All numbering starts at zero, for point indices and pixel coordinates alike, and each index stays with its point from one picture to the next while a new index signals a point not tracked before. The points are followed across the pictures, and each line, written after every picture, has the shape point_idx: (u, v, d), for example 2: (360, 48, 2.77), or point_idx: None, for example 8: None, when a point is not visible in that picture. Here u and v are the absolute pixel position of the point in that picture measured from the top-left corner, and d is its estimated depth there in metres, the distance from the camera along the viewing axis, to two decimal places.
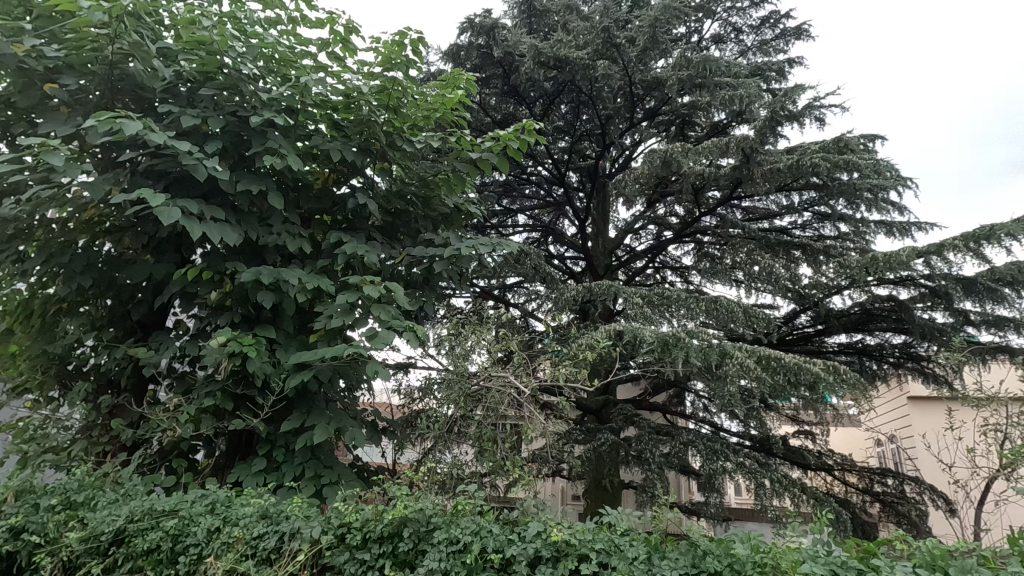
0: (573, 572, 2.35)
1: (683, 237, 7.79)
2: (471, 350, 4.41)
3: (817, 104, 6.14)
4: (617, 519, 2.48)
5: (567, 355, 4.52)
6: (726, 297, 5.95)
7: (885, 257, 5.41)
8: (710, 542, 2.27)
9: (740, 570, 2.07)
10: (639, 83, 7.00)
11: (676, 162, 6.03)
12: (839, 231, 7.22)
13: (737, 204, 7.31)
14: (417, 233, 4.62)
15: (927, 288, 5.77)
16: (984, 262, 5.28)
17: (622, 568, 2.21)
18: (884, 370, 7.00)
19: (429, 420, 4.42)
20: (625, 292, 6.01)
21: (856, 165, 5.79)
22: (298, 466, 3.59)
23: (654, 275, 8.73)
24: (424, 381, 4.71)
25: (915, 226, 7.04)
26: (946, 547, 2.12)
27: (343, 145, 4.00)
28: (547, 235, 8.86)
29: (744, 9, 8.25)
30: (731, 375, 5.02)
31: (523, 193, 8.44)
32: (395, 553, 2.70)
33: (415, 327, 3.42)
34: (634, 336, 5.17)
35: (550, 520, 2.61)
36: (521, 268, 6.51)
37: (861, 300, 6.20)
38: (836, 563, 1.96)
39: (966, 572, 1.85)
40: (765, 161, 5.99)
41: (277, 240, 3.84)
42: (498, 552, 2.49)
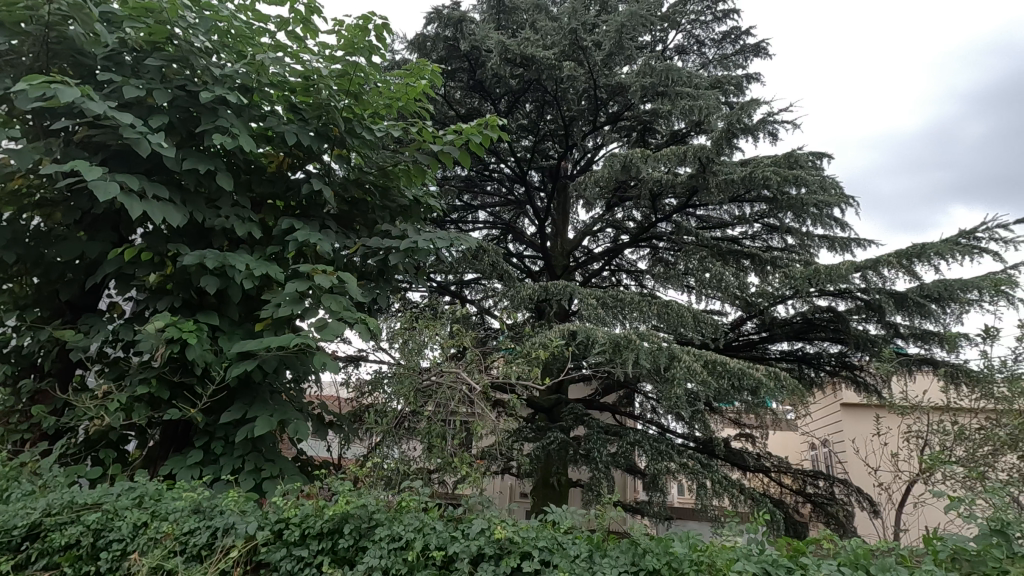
0: (515, 570, 2.35)
1: (639, 241, 7.95)
2: (424, 346, 4.35)
3: (771, 119, 6.36)
4: (561, 518, 2.49)
5: (520, 354, 4.53)
6: (677, 302, 6.10)
7: (826, 270, 5.67)
8: (650, 541, 2.30)
9: (677, 568, 2.10)
10: (603, 87, 7.05)
11: (635, 167, 6.15)
12: (786, 243, 7.51)
13: (692, 212, 7.51)
14: (374, 224, 4.50)
15: (863, 301, 6.06)
16: (915, 279, 5.61)
17: (564, 567, 2.21)
18: (820, 378, 7.36)
19: (377, 414, 4.34)
20: (581, 293, 6.08)
21: (804, 180, 6.02)
22: (237, 459, 3.44)
23: (610, 278, 8.88)
24: (374, 374, 4.63)
25: (856, 242, 7.42)
26: (869, 546, 2.23)
27: (300, 129, 3.86)
28: (507, 233, 8.89)
29: (707, 23, 8.50)
30: (679, 377, 5.13)
31: (484, 189, 8.42)
32: (335, 550, 2.64)
33: (367, 320, 3.36)
34: (587, 337, 5.25)
35: (494, 517, 2.61)
36: (479, 264, 6.49)
37: (803, 311, 6.47)
38: (768, 562, 2.04)
39: (885, 571, 1.94)
40: (719, 172, 6.18)
41: (224, 224, 3.67)
42: (440, 549, 2.47)
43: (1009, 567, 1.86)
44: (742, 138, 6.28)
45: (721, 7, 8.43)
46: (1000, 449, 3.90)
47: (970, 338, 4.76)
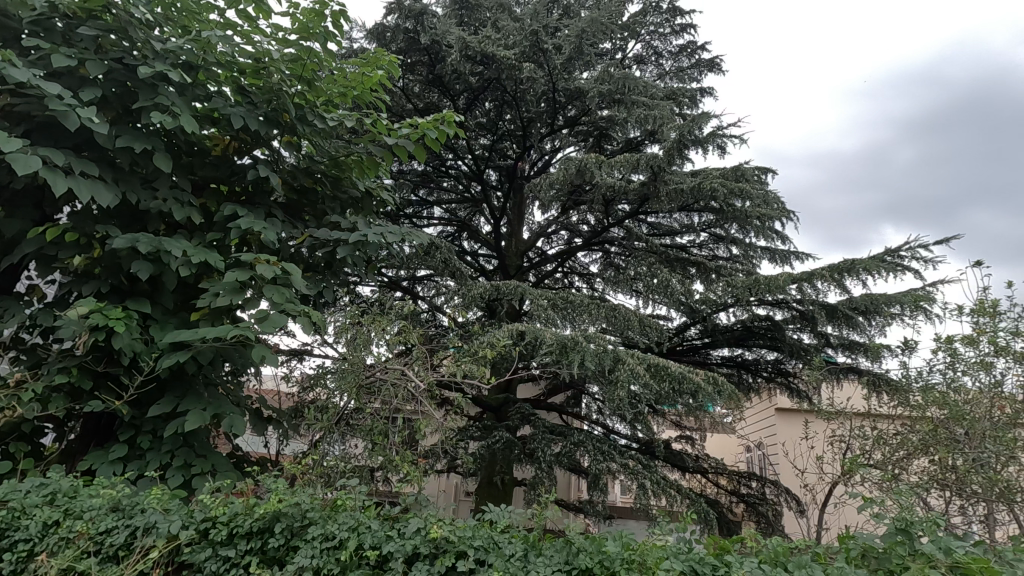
0: (449, 569, 2.34)
1: (591, 245, 8.09)
2: (370, 341, 4.27)
3: (720, 132, 6.57)
4: (498, 517, 2.50)
5: (467, 352, 4.51)
6: (625, 306, 6.23)
7: (765, 281, 5.93)
8: (584, 540, 2.33)
9: (609, 567, 2.15)
10: (562, 91, 7.12)
11: (589, 172, 6.29)
12: (731, 253, 7.80)
13: (644, 218, 7.70)
14: (323, 215, 4.38)
15: (798, 311, 6.37)
16: (844, 292, 5.94)
17: (498, 567, 2.22)
18: (757, 383, 7.68)
19: (319, 410, 4.23)
20: (532, 294, 6.11)
21: (748, 193, 6.27)
22: (165, 454, 3.27)
23: (563, 280, 8.98)
24: (317, 369, 4.52)
25: (794, 255, 7.80)
26: (788, 544, 2.35)
27: (248, 112, 3.71)
28: (462, 231, 8.85)
29: (665, 35, 8.72)
30: (623, 380, 5.23)
31: (441, 186, 8.32)
32: (265, 549, 2.57)
33: (310, 312, 3.27)
34: (536, 337, 5.29)
35: (432, 516, 2.59)
36: (430, 260, 6.42)
37: (743, 319, 6.74)
38: (695, 560, 2.11)
39: (801, 567, 2.05)
40: (670, 181, 6.35)
41: (161, 206, 3.48)
42: (375, 548, 2.43)
43: (910, 564, 1.99)
44: (693, 149, 6.44)
45: (679, 21, 8.66)
46: (912, 453, 4.20)
47: (891, 349, 5.08)
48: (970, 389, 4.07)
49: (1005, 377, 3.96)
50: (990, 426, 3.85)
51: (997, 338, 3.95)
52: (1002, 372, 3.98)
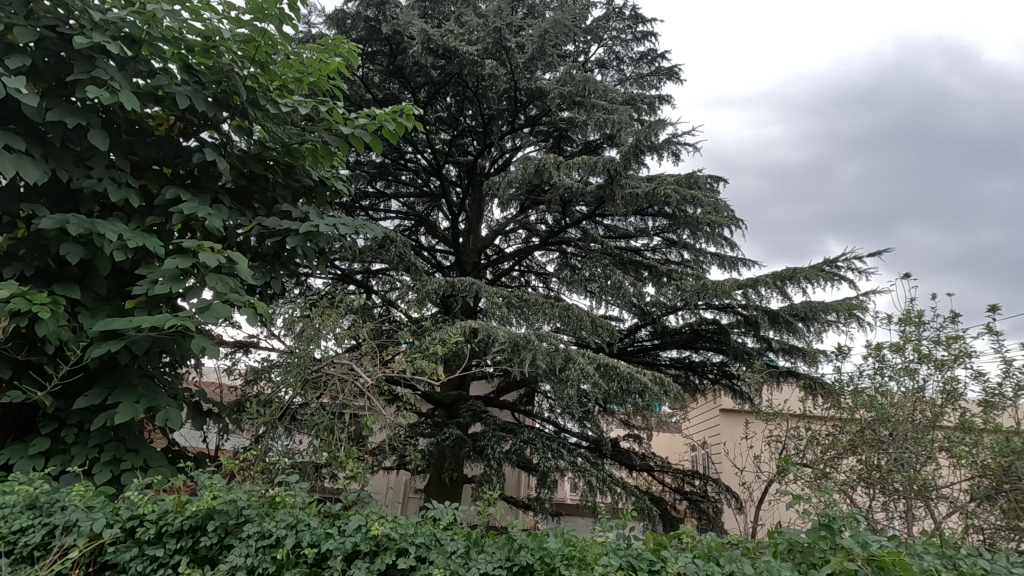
0: (389, 566, 2.33)
1: (548, 245, 8.14)
2: (319, 335, 4.16)
3: (675, 139, 6.73)
4: (442, 514, 2.49)
5: (419, 348, 4.46)
6: (578, 306, 6.30)
7: (712, 285, 6.13)
8: (526, 536, 2.35)
9: (549, 563, 2.17)
10: (523, 90, 7.10)
11: (547, 172, 6.36)
12: (682, 258, 8.02)
13: (600, 220, 7.80)
14: (273, 203, 4.23)
15: (742, 316, 6.61)
16: (786, 299, 6.21)
17: (439, 565, 2.22)
18: (703, 384, 7.92)
19: (262, 404, 4.10)
20: (487, 292, 6.08)
21: (700, 201, 6.46)
22: (92, 449, 3.09)
23: (519, 278, 9.00)
24: (262, 362, 4.38)
25: (742, 262, 8.10)
26: (721, 539, 2.45)
27: (194, 92, 3.53)
28: (420, 226, 8.76)
29: (627, 41, 8.86)
30: (573, 378, 5.29)
31: (399, 178, 8.23)
32: (196, 548, 2.51)
33: (255, 303, 3.15)
34: (488, 335, 5.29)
35: (374, 513, 2.56)
36: (385, 254, 6.32)
37: (691, 321, 6.98)
38: (633, 556, 2.17)
39: (731, 561, 2.13)
40: (626, 185, 6.45)
41: (96, 186, 3.28)
42: (314, 546, 2.39)
43: (830, 557, 2.11)
44: (649, 155, 6.56)
45: (641, 28, 8.81)
46: (842, 453, 4.44)
47: (826, 354, 5.34)
48: (896, 393, 4.35)
49: (927, 383, 4.25)
50: (911, 428, 4.12)
51: (920, 347, 4.29)
52: (924, 377, 4.27)
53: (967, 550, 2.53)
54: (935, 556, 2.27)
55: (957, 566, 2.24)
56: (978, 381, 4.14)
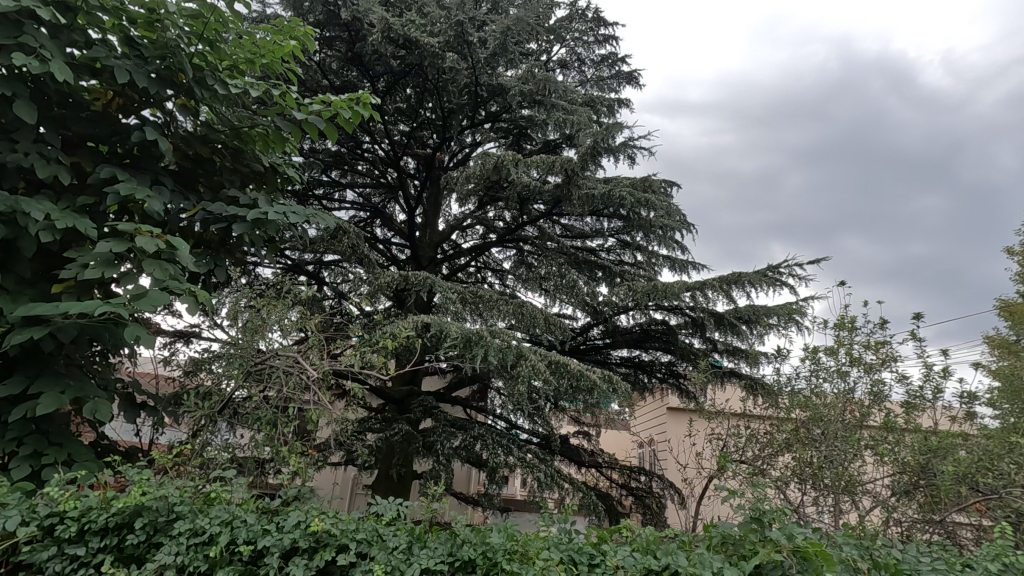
0: (329, 562, 2.32)
1: (505, 242, 8.12)
2: (264, 326, 4.02)
3: (632, 143, 6.86)
4: (385, 510, 2.47)
5: (368, 341, 4.38)
6: (532, 304, 6.33)
7: (662, 287, 6.29)
8: (469, 531, 2.36)
9: (491, 557, 2.19)
10: (484, 85, 7.02)
11: (505, 169, 6.36)
12: (636, 259, 8.17)
13: (557, 219, 7.87)
14: (220, 188, 4.05)
15: (690, 317, 6.81)
16: (731, 301, 6.44)
17: (379, 561, 2.20)
18: (651, 383, 8.11)
19: (201, 397, 3.93)
20: (441, 287, 6.00)
21: (653, 204, 6.61)
22: (10, 442, 2.85)
23: (475, 274, 8.96)
24: (203, 353, 4.20)
25: (692, 265, 8.36)
26: (659, 533, 2.53)
27: (135, 66, 3.34)
28: (375, 218, 8.62)
29: (589, 44, 8.96)
30: (524, 375, 5.33)
31: (355, 168, 8.08)
32: (121, 548, 2.49)
33: (196, 291, 3.00)
34: (441, 330, 5.26)
35: (314, 508, 2.53)
36: (337, 245, 6.17)
37: (641, 321, 7.16)
38: (574, 550, 2.22)
39: (667, 554, 2.21)
40: (583, 186, 6.53)
41: (22, 161, 3.06)
42: (249, 543, 2.36)
43: (759, 549, 2.21)
44: (606, 157, 6.66)
45: (602, 31, 8.92)
46: (778, 451, 4.62)
47: (767, 356, 5.57)
48: (829, 394, 4.57)
49: (857, 383, 4.51)
50: (841, 427, 4.35)
51: (852, 350, 4.55)
52: (854, 379, 4.54)
53: (882, 540, 2.68)
54: (854, 547, 2.41)
55: (873, 556, 2.37)
56: (902, 384, 4.44)
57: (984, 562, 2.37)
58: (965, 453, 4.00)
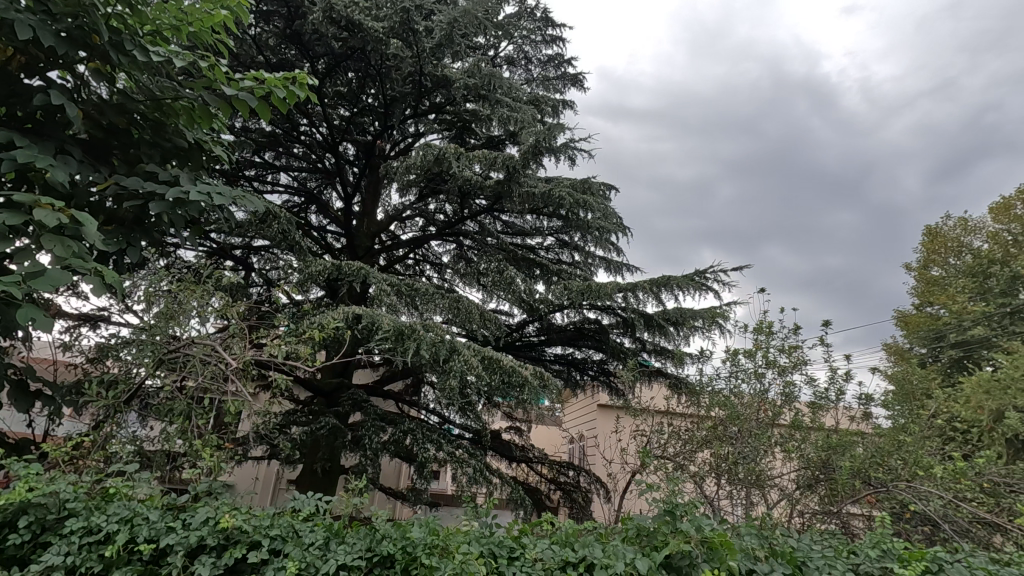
0: (239, 560, 2.25)
1: (444, 235, 8.01)
2: (180, 312, 3.76)
3: (573, 144, 6.95)
4: (302, 505, 2.41)
5: (295, 331, 4.21)
6: (468, 299, 6.29)
7: (595, 287, 6.45)
8: (389, 526, 2.33)
9: (411, 552, 2.18)
10: (429, 76, 6.91)
11: (447, 162, 6.31)
12: (573, 258, 8.31)
13: (498, 215, 7.90)
14: (137, 162, 3.76)
15: (621, 317, 7.02)
16: (660, 304, 6.70)
17: (294, 558, 2.14)
18: (583, 380, 8.28)
19: (106, 386, 3.66)
20: (375, 278, 5.84)
21: (591, 206, 6.74)
22: None
23: (413, 266, 8.81)
24: (111, 339, 3.91)
25: (627, 267, 8.63)
26: (578, 526, 2.60)
27: (41, 23, 3.03)
28: (310, 203, 8.32)
29: (536, 43, 8.96)
30: (456, 370, 5.30)
31: (290, 151, 7.76)
32: (3, 548, 2.34)
33: (104, 271, 2.75)
34: (372, 322, 5.15)
35: (226, 504, 2.44)
36: (266, 230, 5.89)
37: (575, 320, 7.29)
38: (494, 543, 2.26)
39: (583, 546, 2.27)
40: (523, 183, 6.59)
41: None
42: (151, 542, 2.27)
43: (670, 539, 2.31)
44: (548, 156, 6.71)
45: (550, 31, 8.95)
46: (697, 447, 4.81)
47: (691, 356, 5.80)
48: (745, 394, 4.83)
49: (771, 385, 4.80)
50: (755, 425, 4.60)
51: (768, 353, 4.85)
52: (768, 381, 4.82)
53: (782, 530, 2.87)
54: (754, 536, 2.57)
55: (771, 545, 2.52)
56: (810, 385, 4.78)
57: (866, 548, 2.57)
58: (861, 449, 4.38)
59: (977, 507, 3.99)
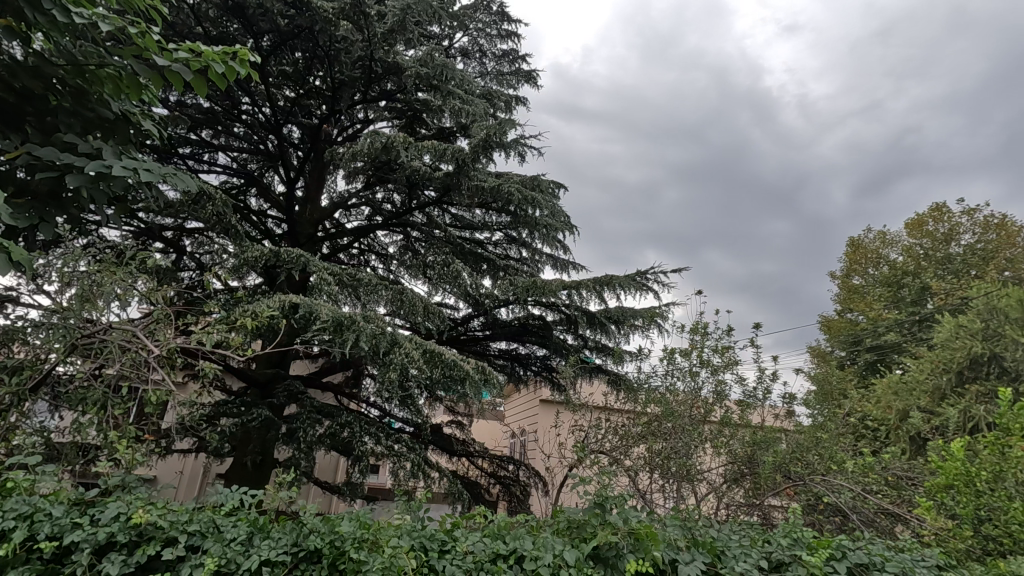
0: (153, 556, 2.16)
1: (391, 225, 7.85)
2: (99, 294, 3.46)
3: (523, 140, 6.97)
4: (225, 500, 2.32)
5: (226, 318, 4.02)
6: (412, 291, 6.17)
7: (540, 283, 6.52)
8: (318, 520, 2.27)
9: (339, 546, 2.14)
10: (379, 61, 6.74)
11: (394, 150, 6.20)
12: (521, 255, 8.35)
13: (447, 208, 7.86)
14: (54, 132, 3.48)
15: (565, 314, 7.12)
16: (602, 302, 6.85)
17: (212, 554, 2.08)
18: (526, 376, 8.34)
19: (9, 372, 3.39)
20: (316, 266, 5.65)
21: (539, 203, 6.78)
22: None
23: (358, 256, 8.61)
24: (17, 322, 3.62)
25: (573, 265, 8.77)
26: (511, 518, 2.63)
27: None
28: (250, 186, 7.97)
29: (492, 37, 8.96)
30: (396, 363, 5.23)
31: (230, 130, 7.40)
32: None
33: (9, 247, 2.52)
34: (310, 311, 4.99)
35: (141, 498, 2.32)
36: (199, 211, 5.60)
37: (520, 315, 7.31)
38: (425, 536, 2.26)
39: (514, 539, 2.30)
40: (473, 177, 6.56)
41: None
42: (54, 539, 2.16)
43: (599, 531, 2.38)
44: (498, 151, 6.69)
45: (506, 26, 9.01)
46: (632, 442, 4.94)
47: (631, 355, 5.95)
48: (680, 391, 4.99)
49: (704, 384, 4.99)
50: (687, 422, 4.76)
51: (702, 353, 5.06)
52: (701, 380, 5.01)
53: (704, 521, 3.01)
54: (678, 527, 2.69)
55: (693, 535, 2.65)
56: (740, 385, 5.02)
57: (778, 537, 2.73)
58: (783, 445, 4.69)
59: (882, 499, 4.37)
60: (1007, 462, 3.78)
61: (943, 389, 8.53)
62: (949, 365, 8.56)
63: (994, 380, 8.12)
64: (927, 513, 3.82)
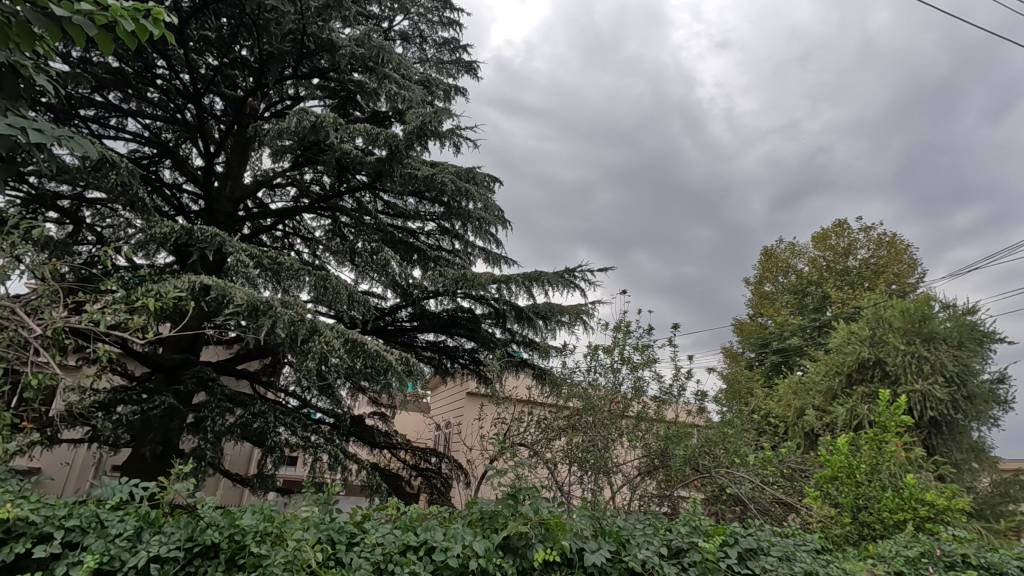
0: (23, 553, 1.98)
1: (318, 208, 7.55)
2: None
3: (459, 131, 6.90)
4: (111, 493, 2.16)
5: (125, 298, 3.72)
6: (337, 278, 5.95)
7: (469, 276, 6.51)
8: (217, 514, 2.15)
9: (239, 541, 2.06)
10: (312, 36, 6.45)
11: (324, 131, 5.96)
12: (453, 246, 8.29)
13: (379, 194, 7.66)
14: None
15: (493, 308, 7.14)
16: (531, 298, 6.92)
17: (93, 551, 1.93)
18: (453, 368, 8.30)
19: None
20: (233, 247, 5.33)
21: (473, 195, 6.75)
22: None
23: (282, 239, 8.23)
24: None
25: (505, 259, 8.81)
26: (424, 510, 2.61)
27: None
28: (163, 157, 7.42)
29: (433, 23, 8.88)
30: (315, 351, 5.04)
31: (142, 95, 6.84)
32: None
33: None
34: (223, 294, 4.71)
35: (10, 491, 2.10)
36: (100, 181, 5.13)
37: (449, 307, 7.28)
38: (333, 529, 2.21)
39: (425, 532, 2.29)
40: (406, 164, 6.42)
41: None
42: None
43: (509, 522, 2.42)
44: (433, 140, 6.59)
45: (448, 14, 8.96)
46: (553, 436, 5.03)
47: (556, 350, 6.06)
48: (602, 387, 5.12)
49: (624, 381, 5.16)
50: (606, 416, 4.92)
51: (624, 350, 5.25)
52: (622, 377, 5.18)
53: (613, 511, 3.13)
54: (587, 518, 2.77)
55: (601, 525, 2.75)
56: (656, 382, 5.25)
57: (679, 525, 2.88)
58: (693, 440, 4.96)
59: (776, 489, 4.74)
60: (880, 455, 4.34)
61: (835, 389, 9.44)
62: (840, 367, 9.50)
63: (877, 381, 9.04)
64: (813, 502, 4.19)
